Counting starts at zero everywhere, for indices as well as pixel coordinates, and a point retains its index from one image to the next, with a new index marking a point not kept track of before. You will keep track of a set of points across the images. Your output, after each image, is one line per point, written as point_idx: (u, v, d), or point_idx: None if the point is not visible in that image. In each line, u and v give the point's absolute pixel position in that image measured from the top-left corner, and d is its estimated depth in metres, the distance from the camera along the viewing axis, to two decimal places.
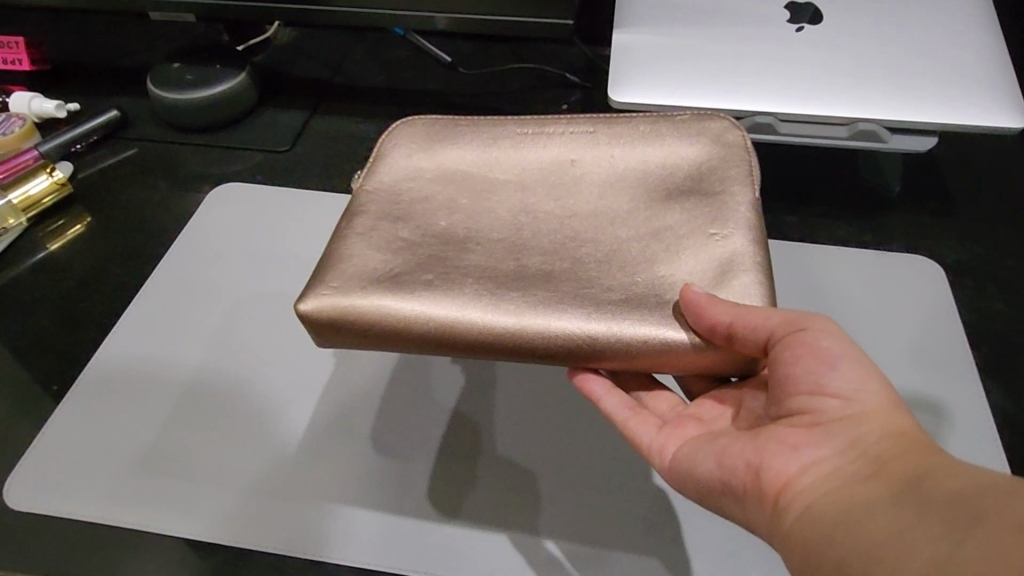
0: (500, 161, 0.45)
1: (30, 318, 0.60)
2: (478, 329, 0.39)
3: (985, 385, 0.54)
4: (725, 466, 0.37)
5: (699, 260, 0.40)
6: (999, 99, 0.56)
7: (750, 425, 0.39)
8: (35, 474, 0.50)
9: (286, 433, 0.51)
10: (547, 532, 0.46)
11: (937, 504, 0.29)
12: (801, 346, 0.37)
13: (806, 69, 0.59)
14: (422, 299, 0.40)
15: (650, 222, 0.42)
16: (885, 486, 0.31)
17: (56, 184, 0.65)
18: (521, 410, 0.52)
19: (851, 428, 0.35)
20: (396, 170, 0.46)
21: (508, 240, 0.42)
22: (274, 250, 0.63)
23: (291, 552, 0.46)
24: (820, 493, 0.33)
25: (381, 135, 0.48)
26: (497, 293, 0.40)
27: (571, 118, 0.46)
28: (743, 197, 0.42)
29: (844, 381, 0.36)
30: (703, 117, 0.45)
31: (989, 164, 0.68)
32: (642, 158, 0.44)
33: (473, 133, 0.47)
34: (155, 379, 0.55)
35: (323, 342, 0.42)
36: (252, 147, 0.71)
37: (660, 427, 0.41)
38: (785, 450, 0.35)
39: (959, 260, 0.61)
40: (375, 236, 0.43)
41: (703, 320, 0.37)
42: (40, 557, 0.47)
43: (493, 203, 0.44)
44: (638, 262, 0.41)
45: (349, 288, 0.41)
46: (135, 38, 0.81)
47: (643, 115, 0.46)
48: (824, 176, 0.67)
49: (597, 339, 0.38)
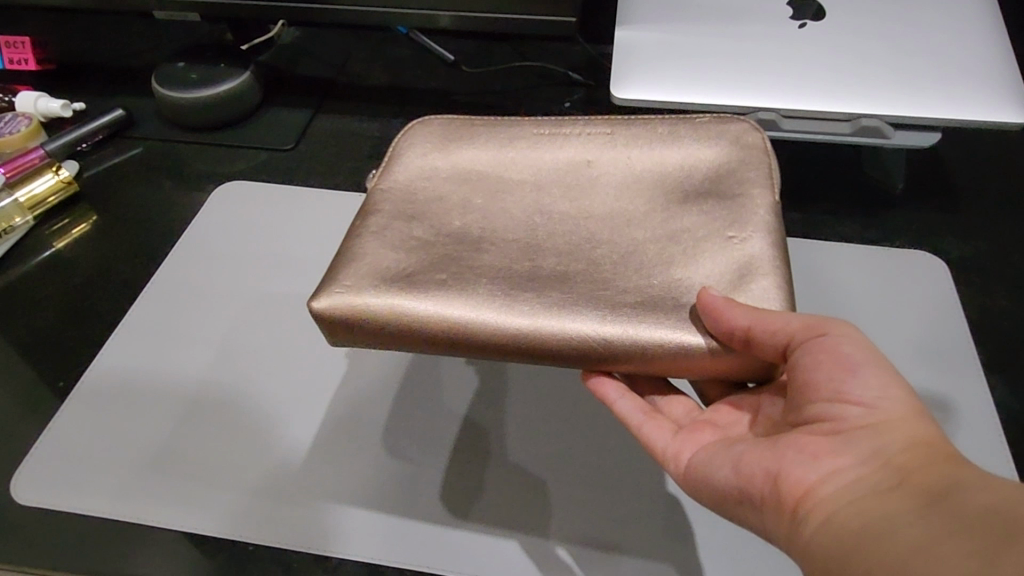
0: (515, 163, 0.46)
1: (41, 315, 0.60)
2: (491, 331, 0.39)
3: (992, 381, 0.54)
4: (742, 474, 0.37)
5: (715, 262, 0.41)
6: (1004, 95, 0.56)
7: (767, 432, 0.40)
8: (48, 469, 0.51)
9: (296, 434, 0.52)
10: (557, 528, 0.47)
11: (961, 515, 0.29)
12: (821, 352, 0.37)
13: (811, 65, 0.59)
14: (435, 299, 0.40)
15: (666, 224, 0.42)
16: (907, 497, 0.31)
17: (62, 182, 0.65)
18: (535, 410, 0.52)
19: (873, 438, 0.34)
20: (411, 168, 0.46)
21: (521, 241, 0.42)
22: (282, 251, 0.63)
23: (302, 548, 0.47)
24: (840, 502, 0.33)
25: (397, 135, 0.48)
26: (511, 294, 0.40)
27: (591, 119, 0.47)
28: (762, 199, 0.43)
29: (865, 390, 0.36)
30: (723, 120, 0.46)
31: (996, 161, 0.68)
32: (658, 161, 0.45)
33: (489, 135, 0.47)
34: (167, 377, 0.55)
35: (337, 340, 0.42)
36: (261, 147, 0.71)
37: (675, 432, 0.42)
38: (804, 458, 0.35)
39: (967, 257, 0.61)
40: (388, 234, 0.43)
41: (719, 324, 0.37)
42: (52, 550, 0.48)
43: (508, 203, 0.44)
44: (654, 265, 0.41)
45: (361, 286, 0.41)
46: (142, 37, 0.81)
47: (662, 118, 0.47)
48: (830, 172, 0.67)
49: (612, 343, 0.38)
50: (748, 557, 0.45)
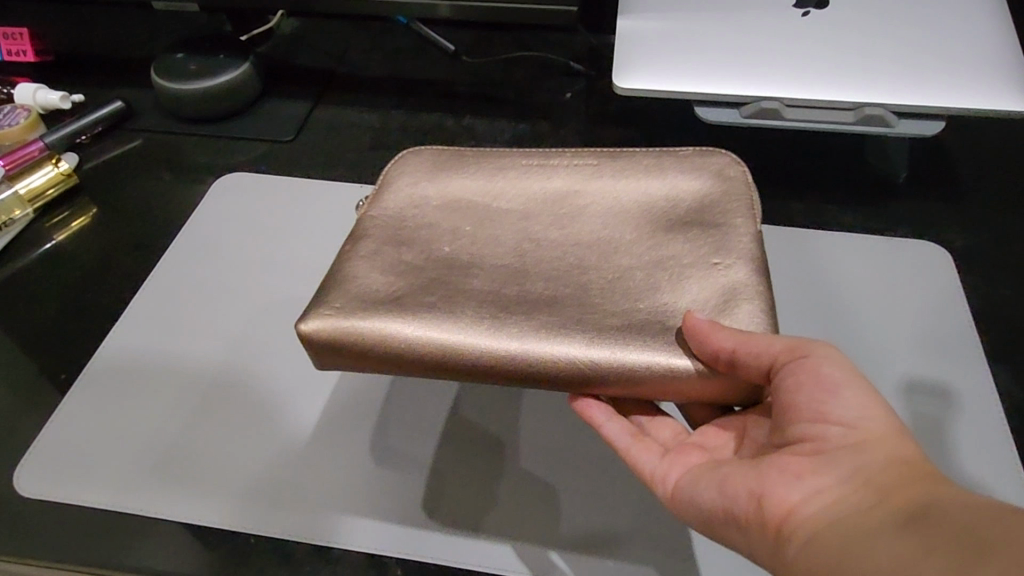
0: (506, 190, 0.46)
1: (43, 307, 0.60)
2: (479, 352, 0.39)
3: (995, 370, 0.54)
4: (727, 495, 0.37)
5: (701, 289, 0.40)
6: (1009, 82, 0.56)
7: (753, 454, 0.39)
8: (47, 462, 0.51)
9: (290, 433, 0.51)
10: (557, 521, 0.46)
11: (944, 535, 0.28)
12: (805, 376, 0.36)
13: (814, 53, 0.58)
14: (421, 323, 0.40)
15: (654, 252, 0.42)
16: (889, 516, 0.31)
17: (62, 175, 0.65)
18: (537, 403, 0.52)
19: (855, 457, 0.34)
20: (402, 195, 0.46)
21: (511, 268, 0.42)
22: (281, 245, 0.62)
23: (302, 537, 0.46)
24: (822, 522, 0.33)
25: (387, 166, 0.48)
26: (500, 320, 0.40)
27: (577, 152, 0.47)
28: (744, 228, 0.42)
29: (846, 409, 0.36)
30: (705, 152, 0.46)
31: (1000, 150, 0.67)
32: (645, 193, 0.45)
33: (478, 163, 0.47)
34: (168, 369, 0.55)
35: (324, 363, 0.42)
36: (257, 138, 0.71)
37: (663, 453, 0.41)
38: (786, 478, 0.35)
39: (970, 248, 0.61)
40: (380, 258, 0.43)
41: (705, 347, 0.37)
42: (52, 541, 0.48)
43: (498, 231, 0.44)
44: (640, 290, 0.41)
45: (350, 309, 0.41)
46: (139, 30, 0.81)
47: (647, 150, 0.47)
48: (832, 163, 0.67)
49: (600, 366, 0.38)
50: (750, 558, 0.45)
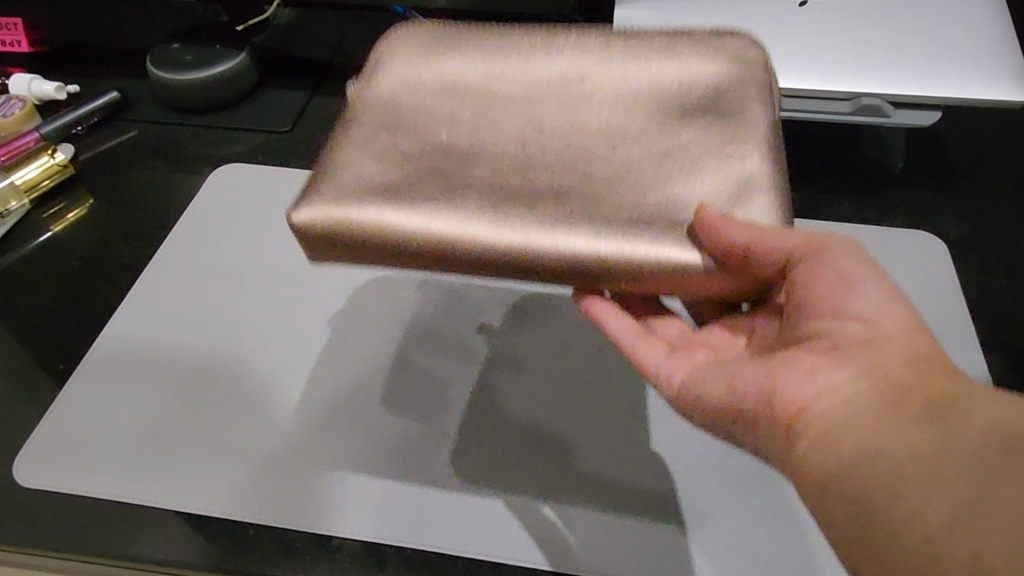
0: (506, 77, 0.44)
1: (41, 298, 0.60)
2: (476, 244, 0.38)
3: (990, 357, 0.54)
4: (735, 391, 0.37)
5: (713, 179, 0.40)
6: (1005, 72, 0.56)
7: (762, 350, 0.40)
8: (46, 452, 0.51)
9: (293, 412, 0.51)
10: (558, 505, 0.46)
11: (965, 442, 0.30)
12: (823, 268, 0.37)
13: (811, 42, 0.58)
14: (418, 214, 0.39)
15: (662, 140, 0.41)
16: (907, 415, 0.32)
17: (57, 165, 0.65)
18: (535, 386, 0.52)
19: (872, 353, 0.35)
20: (395, 79, 0.45)
21: (515, 157, 0.41)
22: (282, 232, 0.62)
23: (303, 527, 0.46)
24: (838, 417, 0.34)
25: (380, 43, 0.47)
26: (501, 209, 0.39)
27: (582, 32, 0.45)
28: (761, 120, 0.41)
29: (863, 305, 0.36)
30: (724, 34, 0.44)
31: (995, 141, 0.67)
32: (656, 74, 0.43)
33: (472, 47, 0.45)
34: (165, 358, 0.55)
35: (317, 256, 0.41)
36: (254, 128, 0.71)
37: (669, 352, 0.42)
38: (799, 375, 0.36)
39: (966, 236, 0.61)
40: (371, 145, 0.42)
41: (718, 243, 0.36)
42: (52, 531, 0.48)
43: (498, 116, 0.43)
44: (648, 182, 0.40)
45: (343, 197, 0.40)
46: (134, 19, 0.80)
47: (658, 32, 0.45)
48: (828, 152, 0.67)
49: (602, 256, 0.37)
50: (754, 547, 0.45)
